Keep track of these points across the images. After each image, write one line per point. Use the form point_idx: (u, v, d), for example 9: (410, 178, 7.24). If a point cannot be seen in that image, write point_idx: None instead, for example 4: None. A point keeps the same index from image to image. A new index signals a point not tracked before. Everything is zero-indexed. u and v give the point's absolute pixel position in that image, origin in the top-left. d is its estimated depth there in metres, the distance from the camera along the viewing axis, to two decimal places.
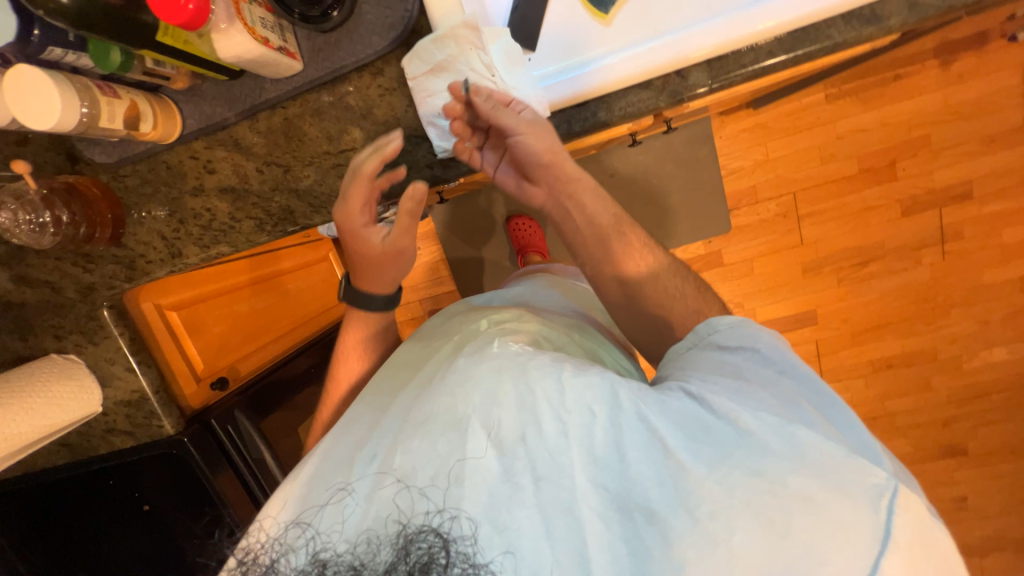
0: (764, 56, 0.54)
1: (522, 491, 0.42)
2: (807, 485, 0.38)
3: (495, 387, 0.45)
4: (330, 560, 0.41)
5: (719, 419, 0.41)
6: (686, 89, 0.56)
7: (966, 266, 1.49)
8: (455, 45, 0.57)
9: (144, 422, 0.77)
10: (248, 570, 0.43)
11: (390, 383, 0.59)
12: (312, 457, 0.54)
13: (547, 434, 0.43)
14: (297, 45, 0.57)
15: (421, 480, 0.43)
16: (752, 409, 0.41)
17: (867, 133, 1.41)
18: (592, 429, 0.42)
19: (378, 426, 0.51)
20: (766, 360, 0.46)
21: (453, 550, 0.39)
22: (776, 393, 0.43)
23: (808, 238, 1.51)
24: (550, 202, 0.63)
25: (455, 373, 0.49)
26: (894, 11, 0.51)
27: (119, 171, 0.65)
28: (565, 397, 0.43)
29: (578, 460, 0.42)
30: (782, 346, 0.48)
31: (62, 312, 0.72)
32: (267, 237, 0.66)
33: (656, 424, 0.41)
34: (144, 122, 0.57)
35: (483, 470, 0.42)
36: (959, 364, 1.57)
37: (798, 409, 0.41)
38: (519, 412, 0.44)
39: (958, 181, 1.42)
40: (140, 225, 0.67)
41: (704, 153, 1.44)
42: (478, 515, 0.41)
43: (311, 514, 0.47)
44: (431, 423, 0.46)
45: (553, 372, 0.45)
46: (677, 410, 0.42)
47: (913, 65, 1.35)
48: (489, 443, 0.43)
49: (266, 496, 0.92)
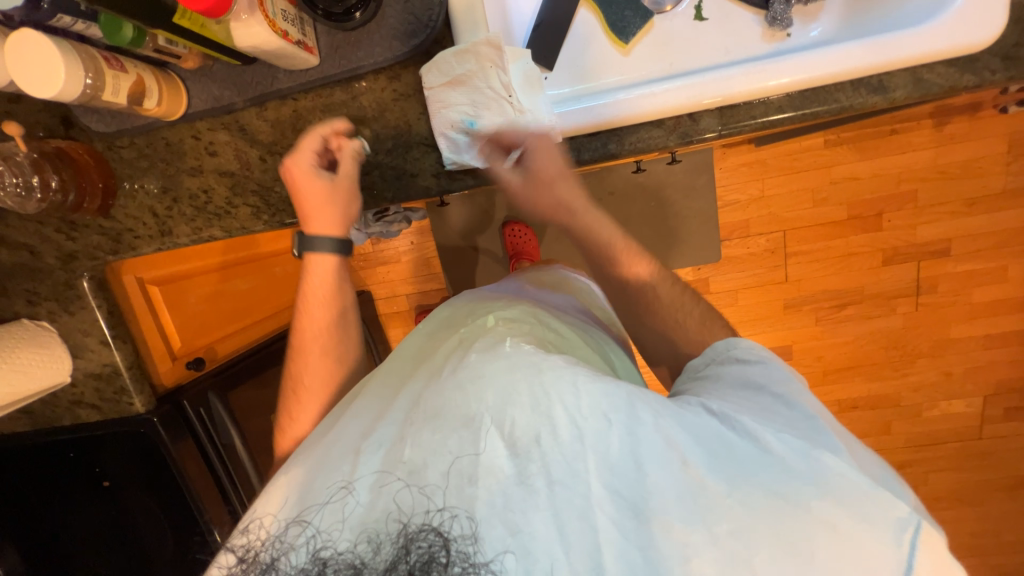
0: (774, 111, 0.55)
1: (536, 494, 0.43)
2: (827, 513, 0.40)
3: (509, 388, 0.47)
4: (329, 559, 0.42)
5: (741, 437, 0.44)
6: (696, 133, 0.57)
7: (935, 319, 1.55)
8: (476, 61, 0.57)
9: (114, 397, 0.76)
10: (248, 568, 0.45)
11: (395, 379, 0.59)
12: (312, 450, 0.54)
13: (563, 439, 0.44)
14: (315, 39, 0.57)
15: (431, 478, 0.44)
16: (772, 431, 0.44)
17: (859, 181, 1.46)
18: (608, 435, 0.44)
19: (386, 415, 0.52)
20: (782, 379, 0.49)
21: (453, 549, 0.41)
22: (789, 414, 0.46)
23: (793, 276, 1.55)
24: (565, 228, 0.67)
25: (466, 368, 0.50)
26: (900, 84, 0.53)
27: (115, 142, 0.63)
28: (581, 403, 0.45)
29: (593, 467, 0.43)
30: (797, 375, 0.52)
31: (39, 278, 0.70)
32: (263, 226, 0.64)
33: (675, 437, 0.44)
34: (149, 98, 0.56)
35: (496, 471, 0.43)
36: (919, 412, 1.63)
37: (821, 434, 0.44)
38: (533, 414, 0.45)
39: (938, 238, 1.48)
40: (131, 198, 0.65)
41: (703, 182, 1.47)
42: (491, 516, 0.42)
43: (311, 512, 0.46)
44: (443, 418, 0.47)
45: (568, 374, 0.47)
46: (697, 426, 0.45)
47: (910, 122, 1.40)
48: (502, 444, 0.44)
49: (233, 485, 0.90)
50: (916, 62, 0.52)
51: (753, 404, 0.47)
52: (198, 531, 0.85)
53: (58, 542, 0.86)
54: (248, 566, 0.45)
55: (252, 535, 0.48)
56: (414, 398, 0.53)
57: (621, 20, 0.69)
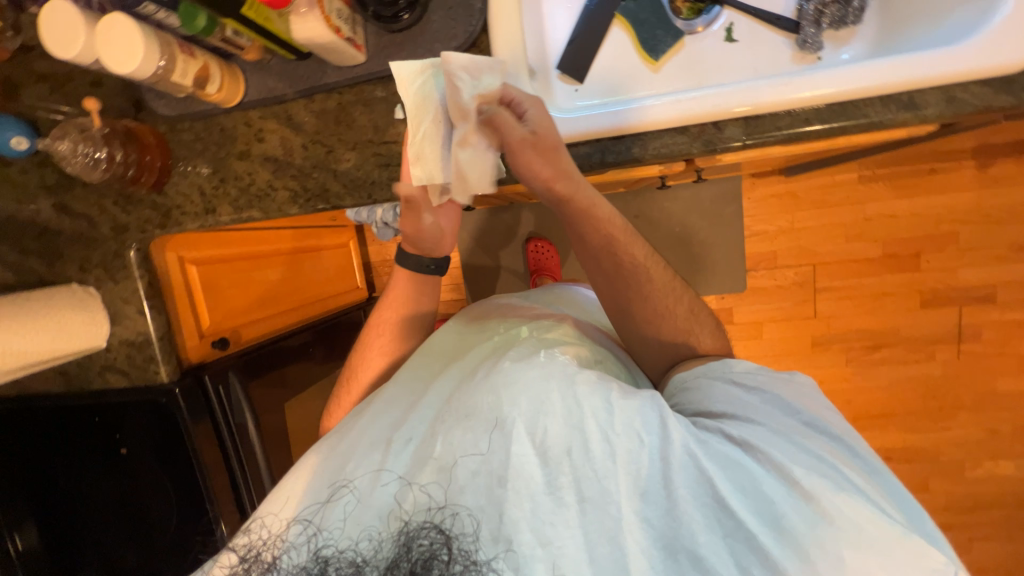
0: (801, 123, 0.55)
1: (567, 508, 0.46)
2: (862, 566, 0.42)
3: (543, 397, 0.49)
4: (331, 558, 0.45)
5: (768, 472, 0.46)
6: (721, 141, 0.57)
7: (977, 370, 1.46)
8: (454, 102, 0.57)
9: (142, 365, 0.80)
10: (250, 566, 0.47)
11: (427, 372, 0.66)
12: (344, 433, 0.58)
13: (595, 455, 0.47)
14: (364, 38, 0.62)
15: (459, 477, 0.47)
16: (801, 466, 0.46)
17: (895, 219, 1.42)
18: (640, 455, 0.47)
19: (415, 411, 0.57)
20: (785, 410, 0.53)
21: (454, 547, 0.45)
22: (811, 451, 0.48)
23: (822, 312, 1.50)
24: (602, 253, 0.65)
25: (500, 374, 0.53)
26: (931, 101, 0.52)
27: (177, 125, 0.69)
28: (614, 419, 0.48)
29: (625, 490, 0.46)
30: (811, 399, 0.54)
31: (92, 246, 0.76)
32: (298, 209, 0.68)
33: (704, 463, 0.46)
34: (211, 83, 0.62)
35: (527, 478, 0.46)
36: (961, 470, 1.51)
37: (841, 471, 0.46)
38: (567, 426, 0.48)
39: (981, 283, 1.42)
40: (184, 177, 0.71)
41: (731, 211, 1.47)
42: (521, 523, 0.45)
43: (311, 512, 0.50)
44: (474, 418, 0.50)
45: (601, 389, 0.50)
46: (725, 454, 0.48)
47: (950, 161, 1.37)
48: (534, 451, 0.47)
49: (241, 468, 0.91)
50: (949, 81, 0.51)
51: (774, 433, 0.50)
52: (202, 531, 0.86)
53: (71, 506, 0.88)
54: (250, 564, 0.48)
55: (255, 535, 0.50)
56: (445, 397, 0.57)
57: (652, 39, 0.72)
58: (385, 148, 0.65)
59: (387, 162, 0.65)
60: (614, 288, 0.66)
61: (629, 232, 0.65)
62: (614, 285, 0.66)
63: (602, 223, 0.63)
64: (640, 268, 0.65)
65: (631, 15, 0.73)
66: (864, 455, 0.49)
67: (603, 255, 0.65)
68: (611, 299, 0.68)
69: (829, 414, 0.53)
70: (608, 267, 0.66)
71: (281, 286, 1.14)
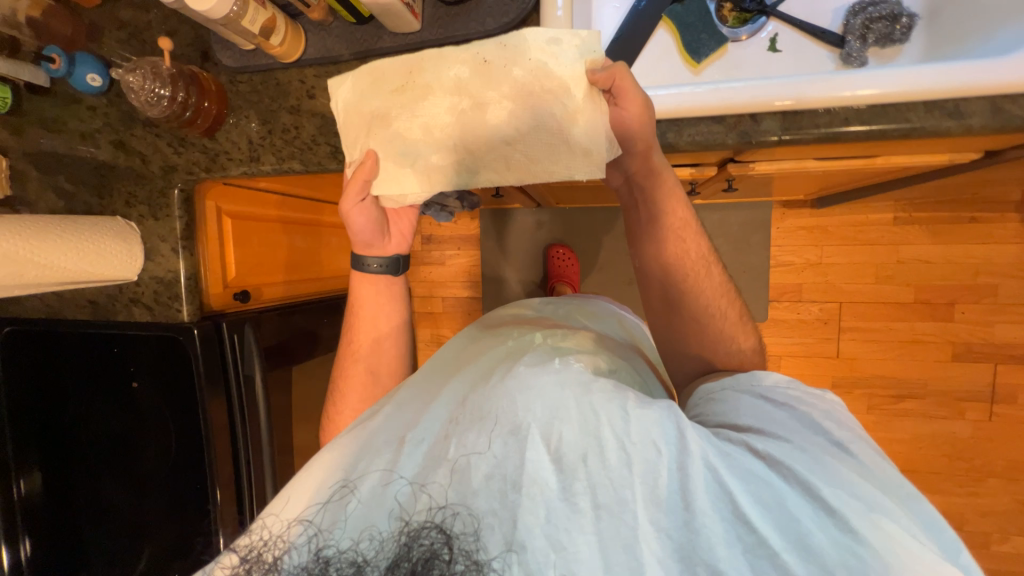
0: (839, 122, 0.55)
1: (581, 515, 0.43)
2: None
3: (559, 404, 0.48)
4: (331, 559, 0.43)
5: (793, 490, 0.44)
6: (756, 133, 0.57)
7: (1011, 435, 1.38)
8: (393, 102, 0.62)
9: (166, 302, 0.83)
10: (251, 568, 0.44)
11: (437, 378, 0.65)
12: (353, 428, 0.57)
13: (609, 463, 0.45)
14: (422, 9, 0.65)
15: (472, 480, 0.45)
16: (827, 484, 0.43)
17: (930, 265, 1.37)
18: (657, 466, 0.45)
19: (426, 413, 0.55)
20: (808, 429, 0.50)
21: (455, 547, 0.42)
22: (839, 471, 0.45)
23: (845, 353, 1.45)
24: (669, 241, 0.71)
25: (515, 378, 0.53)
26: (977, 111, 0.52)
27: (237, 77, 0.74)
28: (631, 428, 0.46)
29: (640, 498, 0.44)
30: (837, 416, 0.51)
31: (141, 183, 0.80)
32: (336, 165, 0.71)
33: (724, 477, 0.44)
34: (275, 35, 0.66)
35: (542, 483, 0.44)
36: (987, 543, 1.40)
37: (870, 492, 0.43)
38: (582, 433, 0.46)
39: (1020, 341, 1.35)
40: (235, 126, 0.75)
41: (757, 239, 1.45)
42: (535, 529, 0.43)
43: (311, 513, 0.47)
44: (487, 419, 0.49)
45: (618, 399, 0.49)
46: (747, 468, 0.45)
47: (993, 211, 1.32)
48: (548, 456, 0.45)
49: (242, 425, 0.90)
50: (996, 92, 0.51)
51: (800, 452, 0.46)
52: (204, 532, 0.87)
53: (75, 436, 0.90)
54: (251, 565, 0.45)
55: (255, 534, 0.47)
56: (458, 400, 0.55)
57: (696, 42, 0.74)
58: None
59: None
60: (672, 278, 0.72)
61: (696, 232, 0.71)
62: (673, 274, 0.71)
63: (673, 212, 0.70)
64: (700, 260, 0.71)
65: (677, 18, 0.75)
66: (896, 480, 0.46)
67: (667, 244, 0.71)
68: (661, 287, 0.73)
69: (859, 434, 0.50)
70: (668, 255, 0.71)
71: (303, 253, 1.18)
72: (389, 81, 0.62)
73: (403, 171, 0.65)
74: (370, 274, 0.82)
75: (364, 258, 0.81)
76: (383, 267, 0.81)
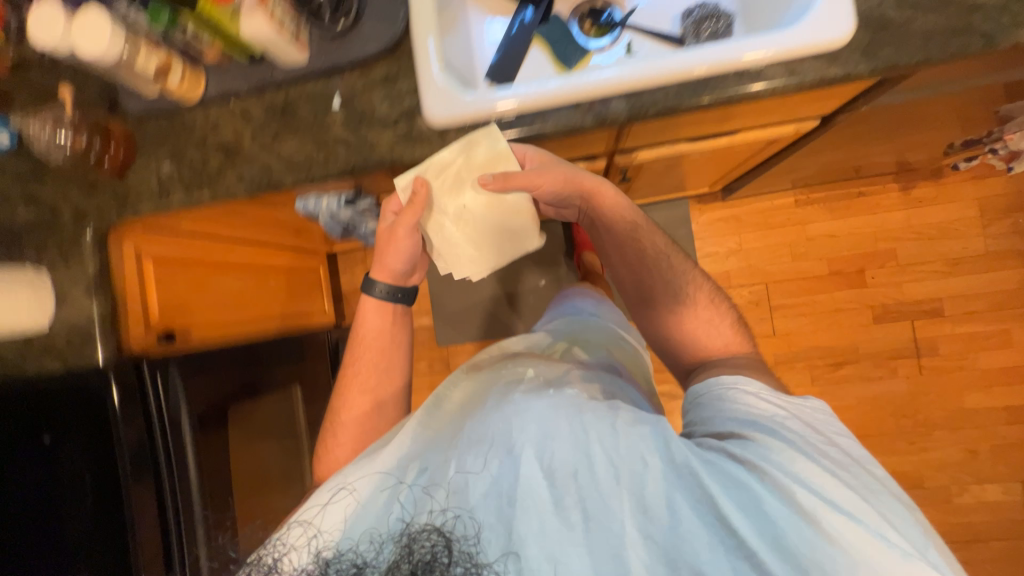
0: (672, 98, 0.64)
1: (573, 528, 0.51)
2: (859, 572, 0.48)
3: (552, 424, 0.56)
4: (331, 560, 0.52)
5: (770, 492, 0.52)
6: (607, 113, 0.66)
7: (943, 385, 1.47)
8: (452, 187, 0.72)
9: (80, 347, 0.83)
10: (254, 569, 0.54)
11: (459, 404, 0.69)
12: (375, 449, 0.63)
13: (598, 477, 0.53)
14: (308, 39, 0.73)
15: (472, 497, 0.53)
16: (801, 488, 0.52)
17: (836, 239, 1.51)
18: (644, 477, 0.53)
19: (434, 443, 0.61)
20: (786, 435, 0.58)
21: (455, 549, 0.51)
22: (813, 469, 0.54)
23: (781, 330, 1.53)
24: (625, 246, 0.83)
25: (512, 403, 0.61)
26: (775, 74, 0.62)
27: (142, 120, 0.79)
28: (619, 443, 0.55)
29: (627, 509, 0.52)
30: (820, 425, 0.61)
31: (50, 232, 0.82)
32: (243, 190, 0.76)
33: (709, 485, 0.52)
34: (174, 73, 0.71)
35: (536, 496, 0.52)
36: (948, 497, 1.46)
37: (843, 490, 0.52)
38: (573, 449, 0.54)
39: (928, 296, 1.47)
40: (145, 168, 0.79)
41: (682, 234, 1.56)
42: (530, 539, 0.50)
43: (313, 515, 0.57)
44: (485, 443, 0.56)
45: (608, 419, 0.58)
46: (727, 472, 0.53)
47: (874, 185, 1.49)
48: (541, 472, 0.53)
49: (169, 476, 0.86)
50: (786, 58, 0.62)
51: (782, 458, 0.55)
52: None
53: None
54: (251, 569, 0.55)
55: (257, 553, 0.56)
56: (461, 424, 0.63)
57: (565, 53, 0.84)
58: (324, 132, 0.73)
59: (324, 145, 0.73)
60: (642, 276, 0.82)
61: (648, 227, 0.83)
62: (642, 266, 0.82)
63: (624, 214, 0.81)
64: (661, 253, 0.82)
65: (547, 36, 0.84)
66: (870, 479, 0.55)
67: (627, 243, 0.82)
68: (636, 287, 0.84)
69: (834, 437, 0.60)
70: (631, 247, 0.82)
71: (246, 295, 1.20)
72: (447, 170, 0.71)
73: (480, 242, 0.76)
74: (380, 299, 0.83)
75: (373, 281, 0.82)
76: (391, 295, 0.82)
